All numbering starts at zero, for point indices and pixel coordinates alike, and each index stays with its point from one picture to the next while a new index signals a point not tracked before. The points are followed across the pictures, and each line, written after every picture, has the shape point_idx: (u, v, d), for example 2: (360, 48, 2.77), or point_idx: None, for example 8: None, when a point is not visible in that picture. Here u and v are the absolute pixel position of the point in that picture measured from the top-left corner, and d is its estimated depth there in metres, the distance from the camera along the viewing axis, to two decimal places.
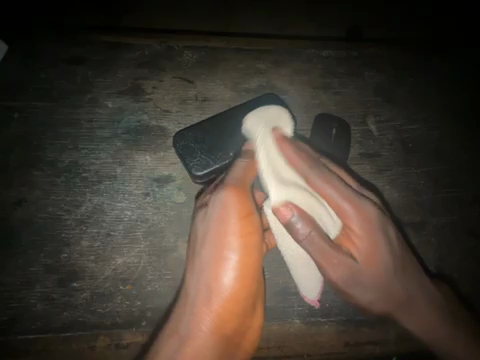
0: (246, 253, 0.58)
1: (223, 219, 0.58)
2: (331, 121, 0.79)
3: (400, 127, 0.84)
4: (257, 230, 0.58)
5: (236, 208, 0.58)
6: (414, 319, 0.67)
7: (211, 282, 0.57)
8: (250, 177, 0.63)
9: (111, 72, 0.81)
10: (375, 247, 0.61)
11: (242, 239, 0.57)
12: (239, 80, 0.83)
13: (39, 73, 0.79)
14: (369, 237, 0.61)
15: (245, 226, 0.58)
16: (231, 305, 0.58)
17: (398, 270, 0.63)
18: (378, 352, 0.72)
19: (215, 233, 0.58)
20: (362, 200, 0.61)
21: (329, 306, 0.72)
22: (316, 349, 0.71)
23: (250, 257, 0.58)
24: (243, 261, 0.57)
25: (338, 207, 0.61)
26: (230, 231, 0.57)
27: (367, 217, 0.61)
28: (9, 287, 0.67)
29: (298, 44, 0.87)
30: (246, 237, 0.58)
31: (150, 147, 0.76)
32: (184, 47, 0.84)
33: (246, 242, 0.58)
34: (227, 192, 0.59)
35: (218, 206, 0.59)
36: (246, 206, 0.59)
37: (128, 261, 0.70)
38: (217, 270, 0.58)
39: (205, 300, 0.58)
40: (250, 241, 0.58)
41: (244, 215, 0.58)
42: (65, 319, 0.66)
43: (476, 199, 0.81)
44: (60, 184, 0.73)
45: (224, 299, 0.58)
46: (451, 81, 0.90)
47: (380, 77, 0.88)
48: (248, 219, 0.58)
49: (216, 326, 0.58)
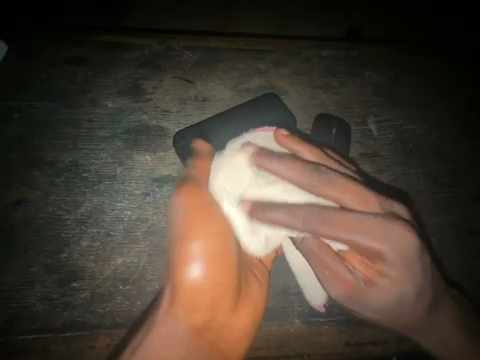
0: (210, 245, 0.51)
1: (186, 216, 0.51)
2: (331, 122, 0.80)
3: (401, 127, 0.84)
4: (216, 219, 0.53)
5: (187, 202, 0.52)
6: (408, 322, 0.62)
7: (177, 283, 0.50)
8: (202, 173, 0.59)
9: (111, 72, 0.81)
10: (403, 278, 0.55)
11: (204, 232, 0.51)
12: (239, 80, 0.83)
13: (39, 73, 0.79)
14: (397, 270, 0.54)
15: (205, 219, 0.51)
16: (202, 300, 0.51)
17: (418, 294, 0.57)
18: (377, 352, 0.72)
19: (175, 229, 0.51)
20: (391, 228, 0.51)
21: (329, 306, 0.72)
22: (315, 349, 0.71)
23: (215, 244, 0.51)
24: (210, 256, 0.50)
25: (353, 243, 0.52)
26: (189, 228, 0.50)
27: (405, 252, 0.52)
28: (9, 287, 0.67)
29: (298, 44, 0.87)
30: (207, 229, 0.51)
31: (151, 147, 0.76)
32: (184, 47, 0.84)
33: (208, 233, 0.51)
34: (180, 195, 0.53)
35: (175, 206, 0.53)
36: (203, 201, 0.53)
37: (128, 261, 0.70)
38: (179, 274, 0.50)
39: (175, 300, 0.52)
40: (212, 228, 0.52)
41: (195, 209, 0.52)
42: (65, 319, 0.66)
43: (475, 200, 0.81)
44: (60, 184, 0.73)
45: (196, 299, 0.51)
46: (452, 81, 0.90)
47: (380, 76, 0.88)
48: (204, 211, 0.52)
49: (190, 317, 0.53)
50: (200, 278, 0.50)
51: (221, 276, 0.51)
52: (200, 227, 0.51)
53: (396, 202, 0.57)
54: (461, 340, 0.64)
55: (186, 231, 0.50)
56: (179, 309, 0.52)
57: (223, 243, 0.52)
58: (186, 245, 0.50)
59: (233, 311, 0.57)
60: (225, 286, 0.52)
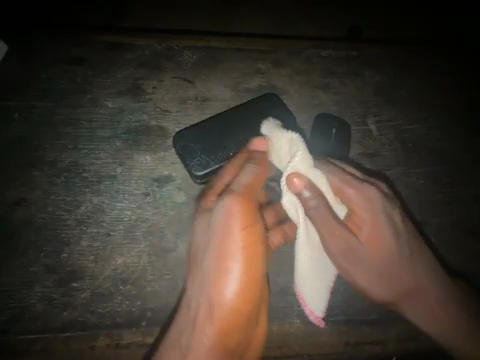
0: (250, 276, 0.51)
1: (226, 231, 0.51)
2: (331, 122, 0.80)
3: (401, 127, 0.84)
4: (262, 248, 0.52)
5: (241, 221, 0.50)
6: (404, 289, 0.69)
7: (212, 302, 0.53)
8: (247, 182, 0.57)
9: (111, 73, 0.81)
10: (381, 228, 0.66)
11: (246, 263, 0.51)
12: (239, 80, 0.83)
13: (39, 73, 0.80)
14: (374, 220, 0.65)
15: (250, 247, 0.51)
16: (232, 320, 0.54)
17: (402, 255, 0.67)
18: (377, 352, 0.72)
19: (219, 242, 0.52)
20: (374, 197, 0.65)
21: (328, 306, 0.72)
22: (316, 349, 0.71)
23: (255, 275, 0.51)
24: (248, 285, 0.52)
25: (352, 202, 0.65)
26: (232, 254, 0.51)
27: (373, 204, 0.65)
28: (8, 287, 0.67)
29: (298, 44, 0.87)
30: (250, 260, 0.51)
31: (151, 147, 0.76)
32: (184, 47, 0.84)
33: (250, 262, 0.51)
34: (231, 199, 0.52)
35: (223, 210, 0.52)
36: (250, 218, 0.51)
37: (128, 261, 0.70)
38: (216, 295, 0.53)
39: (209, 317, 0.55)
40: (254, 257, 0.51)
41: (248, 232, 0.51)
42: (65, 319, 0.66)
43: (476, 200, 0.81)
44: (60, 184, 0.73)
45: (229, 320, 0.54)
46: (452, 80, 0.90)
47: (380, 76, 0.88)
48: (254, 236, 0.51)
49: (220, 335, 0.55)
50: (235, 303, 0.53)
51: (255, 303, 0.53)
52: (243, 254, 0.51)
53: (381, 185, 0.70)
54: (449, 317, 0.72)
55: (228, 256, 0.51)
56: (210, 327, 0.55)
57: (261, 275, 0.52)
58: (228, 271, 0.51)
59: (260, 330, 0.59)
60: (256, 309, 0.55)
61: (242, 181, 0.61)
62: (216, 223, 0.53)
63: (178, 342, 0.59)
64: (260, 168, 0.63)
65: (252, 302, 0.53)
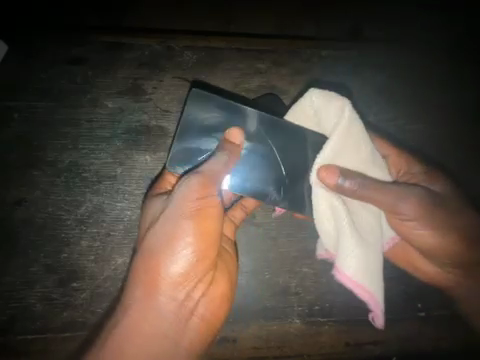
0: (202, 239, 0.55)
1: (186, 197, 0.54)
2: None
3: (402, 127, 0.85)
4: (220, 209, 0.56)
5: (198, 189, 0.54)
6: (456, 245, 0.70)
7: (157, 265, 0.55)
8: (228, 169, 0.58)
9: (111, 72, 0.81)
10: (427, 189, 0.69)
11: (197, 227, 0.55)
12: (239, 80, 0.83)
13: (39, 73, 0.79)
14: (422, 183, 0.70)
15: (205, 217, 0.55)
16: (185, 277, 0.57)
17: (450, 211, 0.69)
18: (377, 352, 0.73)
19: (175, 207, 0.55)
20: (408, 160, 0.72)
21: (329, 306, 0.72)
22: (315, 349, 0.71)
23: (209, 238, 0.56)
24: (201, 249, 0.56)
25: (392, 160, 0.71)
26: (187, 218, 0.54)
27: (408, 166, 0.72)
28: (8, 287, 0.67)
29: (298, 44, 0.87)
30: (205, 223, 0.55)
31: (151, 147, 0.76)
32: (184, 47, 0.84)
33: (202, 226, 0.55)
34: (200, 176, 0.55)
35: (187, 181, 0.54)
36: (211, 191, 0.55)
37: (128, 261, 0.70)
38: (166, 257, 0.55)
39: (151, 281, 0.56)
40: (209, 227, 0.55)
41: (206, 197, 0.54)
42: (65, 319, 0.67)
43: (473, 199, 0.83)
44: (60, 184, 0.73)
45: (173, 283, 0.56)
46: (452, 81, 0.91)
47: (380, 76, 0.87)
48: (209, 200, 0.55)
49: (173, 294, 0.57)
50: (182, 266, 0.56)
51: (203, 266, 0.57)
52: (197, 218, 0.54)
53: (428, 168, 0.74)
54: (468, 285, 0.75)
55: (184, 219, 0.54)
56: (148, 289, 0.56)
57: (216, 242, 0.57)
58: (182, 233, 0.55)
59: (215, 291, 0.61)
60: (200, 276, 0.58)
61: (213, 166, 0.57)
62: (178, 193, 0.55)
63: (126, 305, 0.58)
64: (231, 155, 0.59)
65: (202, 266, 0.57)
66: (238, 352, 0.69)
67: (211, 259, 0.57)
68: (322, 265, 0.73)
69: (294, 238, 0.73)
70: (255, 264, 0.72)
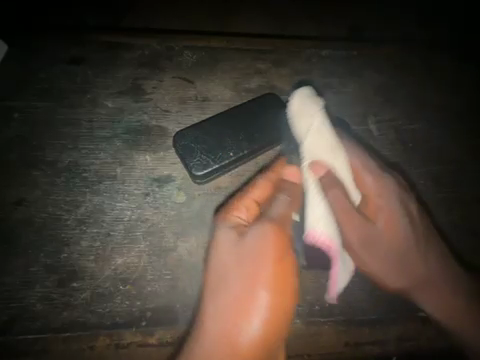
0: (277, 299, 0.56)
1: (258, 259, 0.58)
2: (331, 123, 0.80)
3: (401, 127, 0.84)
4: (292, 277, 0.57)
5: (274, 250, 0.58)
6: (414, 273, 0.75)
7: (235, 328, 0.55)
8: (288, 211, 0.64)
9: (111, 72, 0.81)
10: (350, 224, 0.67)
11: (273, 296, 0.56)
12: (239, 80, 0.83)
13: (39, 73, 0.79)
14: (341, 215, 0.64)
15: (281, 274, 0.57)
16: (252, 349, 0.55)
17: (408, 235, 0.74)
18: (378, 353, 0.72)
19: (250, 263, 0.58)
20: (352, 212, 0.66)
21: (329, 306, 0.72)
22: (315, 349, 0.71)
23: (282, 300, 0.56)
24: (275, 306, 0.55)
25: (336, 199, 0.64)
26: (263, 283, 0.56)
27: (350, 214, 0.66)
28: (8, 287, 0.67)
29: (298, 44, 0.88)
30: (281, 280, 0.56)
31: (150, 147, 0.76)
32: (184, 47, 0.85)
33: (280, 288, 0.56)
34: (270, 227, 0.59)
35: (254, 234, 0.60)
36: (282, 250, 0.58)
37: (128, 261, 0.70)
38: (241, 320, 0.55)
39: (229, 342, 0.55)
40: (284, 283, 0.56)
41: (278, 261, 0.57)
42: (65, 319, 0.66)
43: (476, 199, 0.81)
44: (60, 184, 0.73)
45: (249, 346, 0.55)
46: (455, 81, 0.90)
47: (380, 77, 0.88)
48: (283, 266, 0.57)
49: None
50: (259, 327, 0.55)
51: (275, 327, 0.55)
52: (273, 286, 0.56)
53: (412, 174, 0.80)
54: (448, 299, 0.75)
55: (257, 285, 0.56)
56: (226, 358, 0.55)
57: (290, 292, 0.57)
58: (255, 297, 0.56)
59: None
60: (276, 338, 0.56)
61: (277, 208, 0.63)
62: (248, 244, 0.59)
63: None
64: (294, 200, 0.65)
65: (275, 327, 0.55)
66: None
67: (281, 318, 0.56)
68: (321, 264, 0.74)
69: None
70: None
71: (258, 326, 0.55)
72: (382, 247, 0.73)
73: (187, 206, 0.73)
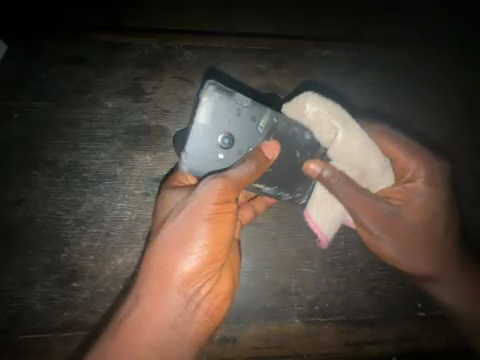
0: (214, 245, 0.55)
1: (201, 202, 0.54)
2: None
3: None
4: (231, 221, 0.56)
5: (217, 195, 0.54)
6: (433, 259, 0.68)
7: (170, 263, 0.54)
8: (246, 179, 0.57)
9: (111, 72, 0.81)
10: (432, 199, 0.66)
11: (211, 239, 0.54)
12: (239, 81, 0.83)
13: (39, 73, 0.79)
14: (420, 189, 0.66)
15: (221, 224, 0.55)
16: (183, 291, 0.55)
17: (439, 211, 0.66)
18: (377, 352, 0.74)
19: (189, 209, 0.54)
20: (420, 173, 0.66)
21: (329, 306, 0.72)
22: (315, 349, 0.72)
23: (217, 253, 0.55)
24: (211, 250, 0.55)
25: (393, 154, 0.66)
26: (201, 226, 0.54)
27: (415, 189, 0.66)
28: (8, 287, 0.67)
29: (298, 43, 0.87)
30: (219, 232, 0.55)
31: (150, 147, 0.76)
32: (184, 47, 0.84)
33: (216, 231, 0.55)
34: (220, 179, 0.55)
35: (205, 185, 0.55)
36: (228, 196, 0.55)
37: (128, 261, 0.70)
38: (175, 260, 0.54)
39: (163, 277, 0.55)
40: (222, 236, 0.55)
41: (222, 204, 0.55)
42: (66, 319, 0.67)
43: None
44: (60, 184, 0.73)
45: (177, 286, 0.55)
46: None
47: (378, 77, 0.89)
48: (225, 208, 0.55)
49: (164, 309, 0.55)
50: (193, 267, 0.55)
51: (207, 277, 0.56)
52: (212, 230, 0.54)
53: None
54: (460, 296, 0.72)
55: (196, 229, 0.54)
56: (159, 297, 0.55)
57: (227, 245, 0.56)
58: (192, 237, 0.54)
59: (212, 310, 0.58)
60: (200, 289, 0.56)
61: (236, 173, 0.56)
62: (198, 191, 0.55)
63: (128, 311, 0.56)
64: (254, 172, 0.57)
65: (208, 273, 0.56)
66: (239, 352, 0.70)
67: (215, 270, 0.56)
68: (322, 265, 0.73)
69: (294, 238, 0.72)
70: (254, 264, 0.71)
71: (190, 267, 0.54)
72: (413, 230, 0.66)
73: None
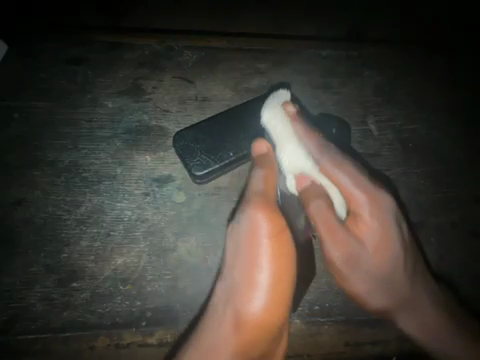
0: (277, 279, 0.55)
1: (252, 235, 0.56)
2: (330, 122, 0.80)
3: (401, 127, 0.84)
4: (289, 248, 0.56)
5: (268, 224, 0.56)
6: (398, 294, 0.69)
7: (241, 304, 0.57)
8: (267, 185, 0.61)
9: (111, 72, 0.81)
10: (384, 232, 0.65)
11: (275, 267, 0.55)
12: (239, 80, 0.83)
13: (40, 73, 0.80)
14: (378, 223, 0.65)
15: (282, 253, 0.55)
16: (255, 326, 0.56)
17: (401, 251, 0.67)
18: (377, 352, 0.72)
19: (246, 247, 0.57)
20: (377, 199, 0.65)
21: (329, 306, 0.72)
22: (316, 349, 0.71)
23: (282, 287, 0.55)
24: (274, 286, 0.55)
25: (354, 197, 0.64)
26: (261, 260, 0.56)
27: (380, 208, 0.65)
28: (9, 287, 0.67)
29: (298, 44, 0.87)
30: (279, 257, 0.55)
31: (151, 147, 0.76)
32: (184, 47, 0.84)
33: (279, 263, 0.55)
34: (255, 210, 0.57)
35: (246, 219, 0.58)
36: (278, 223, 0.56)
37: (128, 261, 0.70)
38: (245, 298, 0.56)
39: (237, 322, 0.57)
40: (283, 264, 0.55)
41: (276, 233, 0.56)
42: (65, 319, 0.66)
43: (476, 199, 0.81)
44: (60, 184, 0.73)
45: (250, 326, 0.56)
46: (453, 80, 0.91)
47: (380, 76, 0.88)
48: (279, 238, 0.56)
49: (241, 345, 0.57)
50: (263, 300, 0.55)
51: (281, 307, 0.56)
52: (272, 259, 0.55)
53: (412, 177, 0.81)
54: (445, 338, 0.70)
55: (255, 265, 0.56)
56: (236, 337, 0.57)
57: (291, 274, 0.56)
58: (256, 272, 0.56)
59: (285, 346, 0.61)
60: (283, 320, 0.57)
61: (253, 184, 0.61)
62: (240, 227, 0.58)
63: (198, 344, 0.60)
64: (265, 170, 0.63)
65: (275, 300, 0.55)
66: None
67: (285, 302, 0.56)
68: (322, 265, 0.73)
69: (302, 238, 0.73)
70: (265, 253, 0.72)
71: (262, 293, 0.55)
72: (381, 269, 0.67)
73: (187, 206, 0.73)
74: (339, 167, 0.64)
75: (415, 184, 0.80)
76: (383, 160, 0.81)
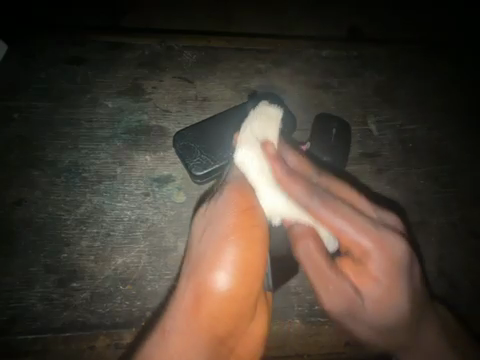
0: (246, 254, 0.50)
1: (230, 210, 0.53)
2: (331, 122, 0.79)
3: (401, 127, 0.84)
4: (260, 224, 0.53)
5: (239, 198, 0.54)
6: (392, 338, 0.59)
7: (204, 279, 0.50)
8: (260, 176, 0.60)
9: (111, 72, 0.81)
10: (392, 278, 0.54)
11: (241, 244, 0.50)
12: (239, 80, 0.83)
13: (40, 73, 0.80)
14: (383, 271, 0.54)
15: (252, 226, 0.52)
16: (219, 306, 0.50)
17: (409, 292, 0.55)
18: (378, 353, 0.72)
19: (218, 219, 0.54)
20: (386, 237, 0.54)
21: None
22: (316, 349, 0.71)
23: (249, 260, 0.50)
24: (240, 263, 0.50)
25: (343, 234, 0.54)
26: (230, 231, 0.52)
27: (389, 251, 0.54)
28: (9, 287, 0.67)
29: (298, 44, 0.88)
30: (248, 229, 0.52)
31: (151, 147, 0.76)
32: (184, 47, 0.85)
33: (246, 236, 0.51)
34: (235, 184, 0.56)
35: (224, 194, 0.55)
36: (247, 200, 0.54)
37: (128, 261, 0.70)
38: (211, 273, 0.50)
39: (198, 301, 0.51)
40: (253, 235, 0.51)
41: (244, 209, 0.53)
42: (65, 319, 0.66)
43: (476, 199, 0.81)
44: (60, 184, 0.73)
45: (213, 305, 0.50)
46: (452, 80, 0.91)
47: (380, 76, 0.88)
48: (248, 212, 0.53)
49: (201, 328, 0.51)
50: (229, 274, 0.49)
51: (249, 285, 0.50)
52: (239, 234, 0.51)
53: (413, 177, 0.81)
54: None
55: (224, 237, 0.51)
56: (194, 316, 0.51)
57: (262, 251, 0.52)
58: (224, 243, 0.51)
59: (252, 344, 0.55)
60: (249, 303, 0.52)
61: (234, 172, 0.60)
62: (216, 204, 0.55)
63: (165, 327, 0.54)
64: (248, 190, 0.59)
65: (239, 288, 0.50)
66: None
67: (253, 282, 0.50)
68: None
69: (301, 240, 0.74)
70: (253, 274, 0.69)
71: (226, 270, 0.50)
72: (377, 322, 0.56)
73: (187, 206, 0.73)
74: (332, 209, 0.55)
75: (415, 184, 0.80)
76: (383, 160, 0.81)
